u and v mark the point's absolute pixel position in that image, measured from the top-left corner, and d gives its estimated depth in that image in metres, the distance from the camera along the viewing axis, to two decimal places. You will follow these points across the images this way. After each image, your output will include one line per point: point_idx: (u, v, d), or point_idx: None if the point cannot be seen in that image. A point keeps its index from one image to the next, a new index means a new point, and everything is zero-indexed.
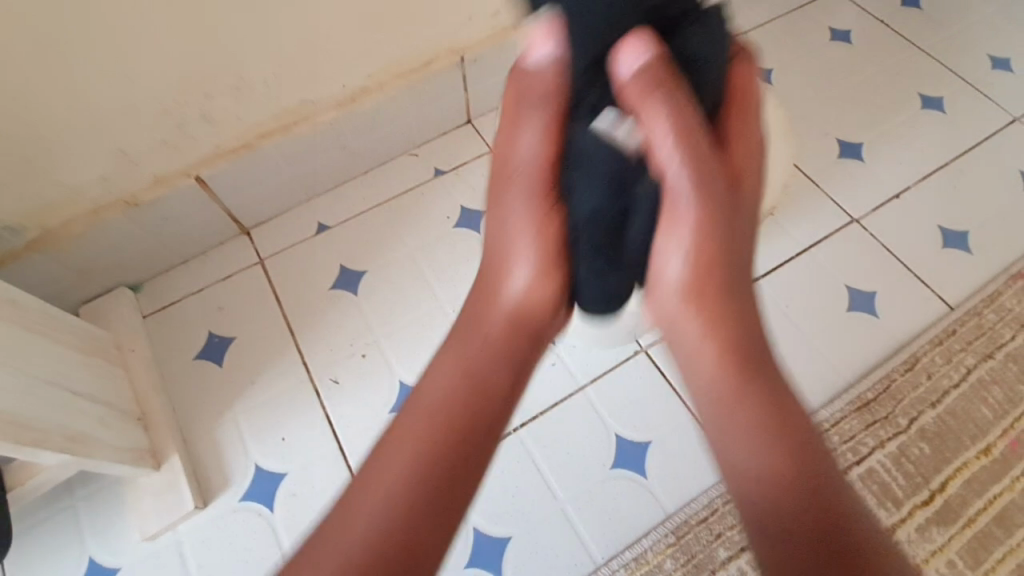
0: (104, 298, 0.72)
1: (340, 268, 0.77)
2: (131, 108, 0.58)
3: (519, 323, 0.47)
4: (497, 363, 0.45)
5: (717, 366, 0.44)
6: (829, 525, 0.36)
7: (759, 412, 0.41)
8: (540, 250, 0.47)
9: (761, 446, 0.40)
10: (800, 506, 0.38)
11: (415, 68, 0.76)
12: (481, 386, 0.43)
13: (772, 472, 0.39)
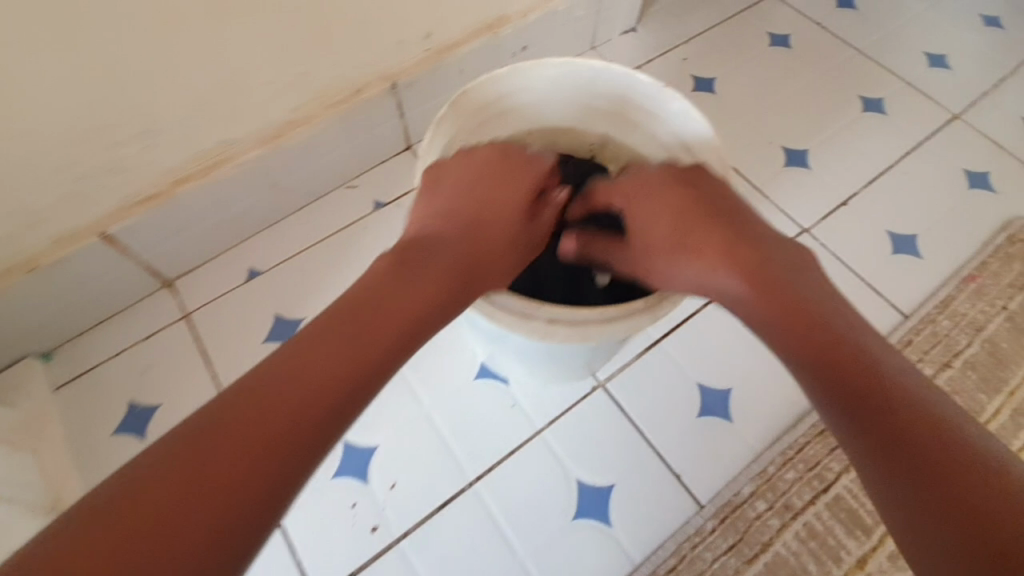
0: (11, 372, 0.65)
1: (274, 318, 0.72)
2: (16, 168, 0.52)
3: (387, 300, 0.36)
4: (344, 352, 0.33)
5: (734, 292, 0.40)
6: (918, 440, 0.31)
7: (796, 330, 0.37)
8: (459, 212, 0.43)
9: (807, 361, 0.36)
10: (879, 437, 0.32)
11: (346, 96, 0.70)
12: (329, 360, 0.33)
13: (866, 413, 0.33)
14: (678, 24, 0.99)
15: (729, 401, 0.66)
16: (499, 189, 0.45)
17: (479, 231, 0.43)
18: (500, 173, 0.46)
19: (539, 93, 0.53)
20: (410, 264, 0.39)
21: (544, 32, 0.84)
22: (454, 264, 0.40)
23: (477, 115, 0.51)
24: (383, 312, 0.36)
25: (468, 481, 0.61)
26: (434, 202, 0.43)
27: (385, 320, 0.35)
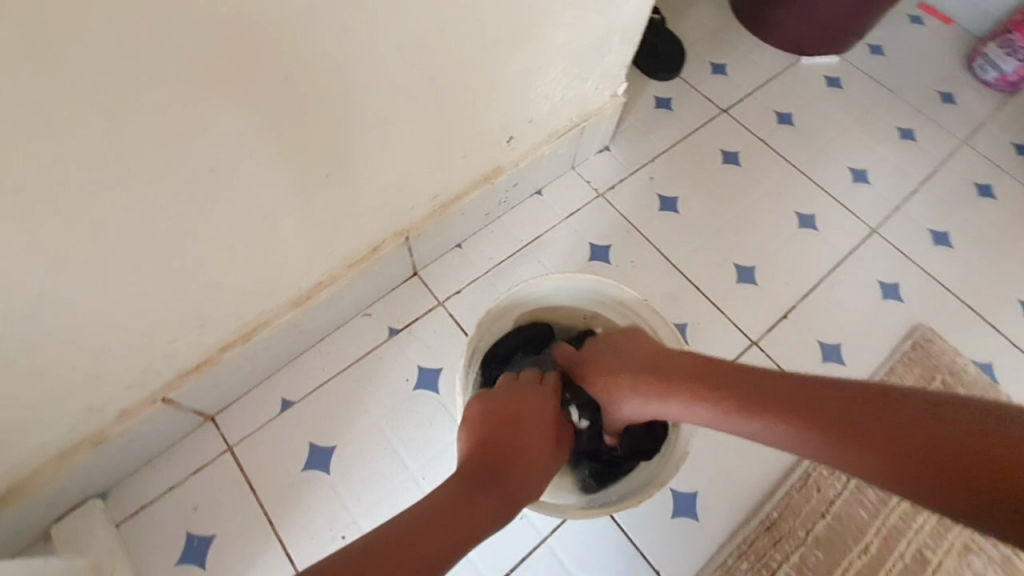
0: (73, 516, 0.72)
1: (308, 447, 0.80)
2: (96, 371, 0.60)
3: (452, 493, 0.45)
4: (466, 509, 0.44)
5: (665, 398, 0.55)
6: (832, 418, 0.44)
7: (724, 405, 0.51)
8: (484, 424, 0.55)
9: (748, 420, 0.49)
10: (815, 428, 0.44)
11: (365, 255, 0.80)
12: (462, 517, 0.43)
13: (802, 425, 0.45)
14: (645, 143, 1.13)
15: (696, 502, 0.81)
16: (513, 410, 0.58)
17: (528, 431, 0.55)
18: (528, 397, 0.61)
19: (539, 289, 0.69)
20: (485, 457, 0.51)
21: (533, 170, 0.96)
22: (515, 452, 0.52)
23: (494, 315, 0.67)
24: (479, 483, 0.47)
25: None
26: (485, 423, 0.56)
27: (488, 489, 0.47)
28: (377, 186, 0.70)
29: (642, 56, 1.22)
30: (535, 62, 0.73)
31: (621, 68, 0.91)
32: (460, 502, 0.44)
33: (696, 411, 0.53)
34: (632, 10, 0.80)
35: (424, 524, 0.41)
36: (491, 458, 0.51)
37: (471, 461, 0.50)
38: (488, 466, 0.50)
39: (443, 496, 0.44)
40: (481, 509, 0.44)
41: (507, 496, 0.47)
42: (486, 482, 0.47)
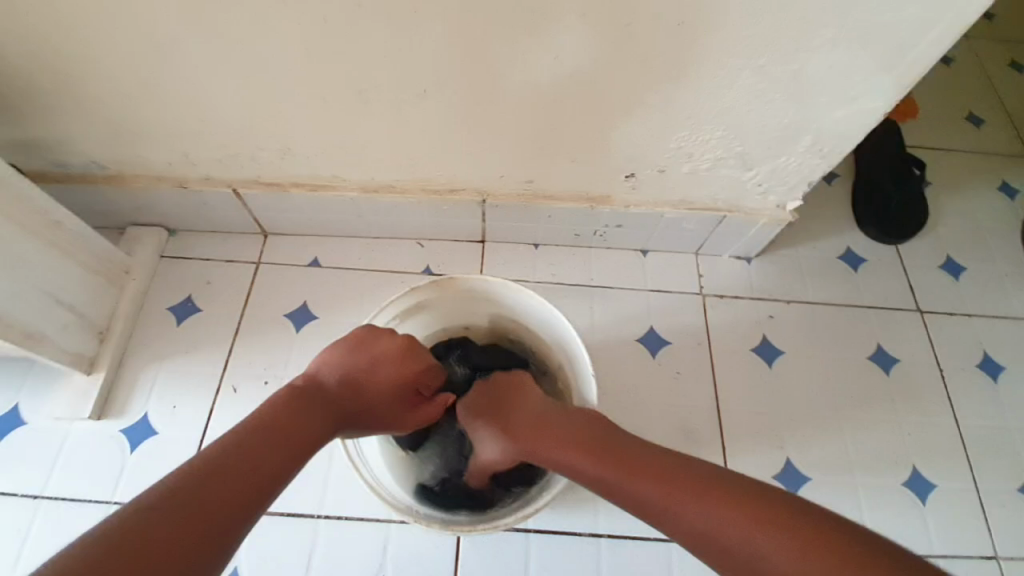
0: (144, 229, 0.90)
1: (302, 301, 0.89)
2: (198, 131, 0.73)
3: (281, 422, 0.51)
4: (278, 446, 0.49)
5: (600, 468, 0.53)
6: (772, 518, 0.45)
7: (677, 501, 0.48)
8: (353, 357, 0.57)
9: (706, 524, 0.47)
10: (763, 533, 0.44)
11: (442, 190, 0.83)
12: (272, 452, 0.48)
13: (761, 538, 0.44)
14: (793, 280, 0.96)
15: None
16: (389, 356, 0.59)
17: (381, 379, 0.58)
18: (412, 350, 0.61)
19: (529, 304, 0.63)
20: (321, 396, 0.54)
21: (644, 224, 0.89)
22: (356, 391, 0.56)
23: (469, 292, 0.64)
24: (299, 419, 0.51)
25: (318, 513, 0.74)
26: (348, 353, 0.58)
27: (312, 429, 0.52)
28: (475, 133, 0.72)
29: (865, 199, 1.02)
30: (688, 109, 0.67)
31: (806, 178, 0.77)
32: (272, 442, 0.49)
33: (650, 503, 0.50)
34: (841, 119, 0.67)
35: (233, 461, 0.46)
36: (326, 397, 0.54)
37: (299, 397, 0.53)
38: (317, 404, 0.53)
39: (251, 435, 0.48)
40: (290, 446, 0.50)
41: (330, 431, 0.53)
42: (308, 416, 0.52)
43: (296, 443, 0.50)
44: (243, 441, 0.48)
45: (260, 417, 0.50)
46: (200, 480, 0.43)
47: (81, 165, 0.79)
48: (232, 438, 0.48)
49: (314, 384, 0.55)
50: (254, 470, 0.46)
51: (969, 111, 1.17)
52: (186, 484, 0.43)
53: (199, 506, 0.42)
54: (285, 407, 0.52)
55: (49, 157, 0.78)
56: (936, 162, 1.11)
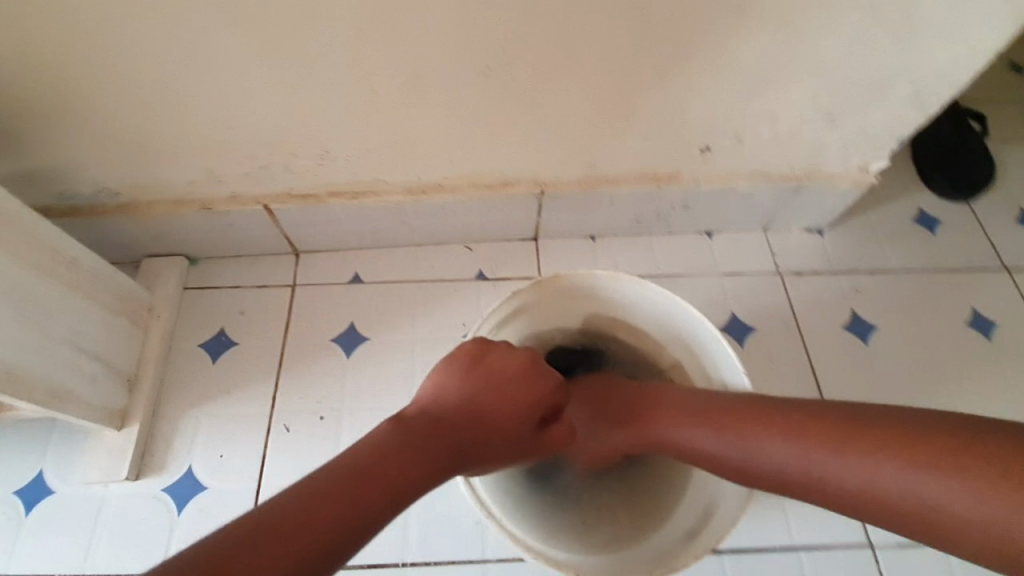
0: (163, 260, 0.80)
1: (348, 323, 0.80)
2: (226, 140, 0.63)
3: (385, 455, 0.44)
4: (377, 484, 0.42)
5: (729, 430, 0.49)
6: (940, 452, 0.40)
7: (829, 453, 0.44)
8: (465, 376, 0.52)
9: (862, 477, 0.42)
10: (927, 467, 0.40)
11: (495, 185, 0.75)
12: (367, 494, 0.41)
13: (931, 477, 0.40)
14: (870, 249, 0.89)
15: None
16: (503, 375, 0.53)
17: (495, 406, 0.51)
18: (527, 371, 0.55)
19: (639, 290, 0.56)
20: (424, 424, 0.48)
21: (713, 203, 0.82)
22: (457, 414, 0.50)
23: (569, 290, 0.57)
24: (398, 455, 0.44)
25: (402, 560, 0.65)
26: (460, 376, 0.52)
27: (417, 460, 0.44)
28: (539, 117, 0.65)
29: (929, 157, 0.96)
30: (780, 65, 0.60)
31: (897, 135, 0.71)
32: (368, 479, 0.42)
33: (792, 465, 0.46)
34: (947, 63, 0.60)
35: (320, 503, 0.39)
36: (427, 425, 0.48)
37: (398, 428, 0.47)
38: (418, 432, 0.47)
39: (344, 471, 0.42)
40: (391, 486, 0.42)
41: (435, 465, 0.46)
42: (409, 450, 0.45)
43: (400, 481, 0.43)
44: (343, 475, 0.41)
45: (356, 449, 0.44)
46: (276, 523, 0.37)
47: (89, 194, 0.70)
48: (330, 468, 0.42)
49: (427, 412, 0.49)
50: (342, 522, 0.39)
51: (1009, 59, 1.11)
52: (273, 522, 0.37)
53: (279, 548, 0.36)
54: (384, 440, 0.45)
55: (52, 190, 0.68)
56: (988, 113, 1.06)
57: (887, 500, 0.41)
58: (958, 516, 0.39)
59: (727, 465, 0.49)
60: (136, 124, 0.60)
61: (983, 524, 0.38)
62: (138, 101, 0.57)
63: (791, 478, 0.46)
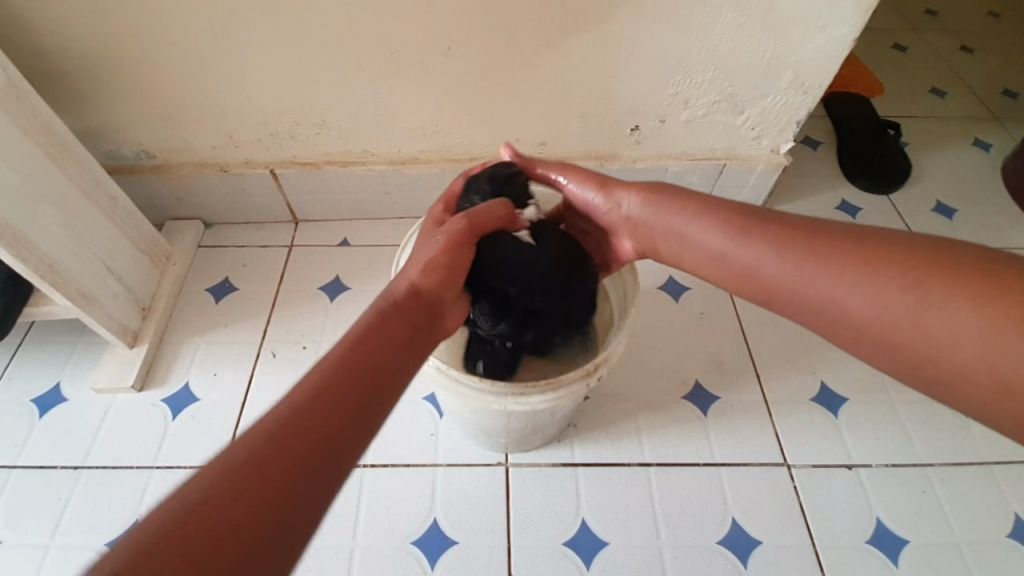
0: (184, 222, 0.96)
1: (334, 276, 0.92)
2: (243, 108, 0.81)
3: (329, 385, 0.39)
4: (348, 407, 0.39)
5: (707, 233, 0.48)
6: (908, 259, 0.37)
7: (773, 249, 0.44)
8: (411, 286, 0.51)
9: (797, 269, 0.42)
10: (861, 267, 0.39)
11: (463, 158, 0.90)
12: (351, 405, 0.39)
13: (860, 277, 0.39)
14: None
15: (599, 551, 0.68)
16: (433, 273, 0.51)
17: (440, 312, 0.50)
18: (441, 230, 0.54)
19: None
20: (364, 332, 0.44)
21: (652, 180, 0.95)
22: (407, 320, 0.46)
23: None
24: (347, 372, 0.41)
25: (364, 463, 0.74)
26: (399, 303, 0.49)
27: (374, 371, 0.42)
28: (491, 93, 0.80)
29: (850, 157, 1.09)
30: (680, 50, 0.75)
31: (793, 118, 0.85)
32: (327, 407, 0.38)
33: (730, 253, 0.46)
34: (817, 50, 0.75)
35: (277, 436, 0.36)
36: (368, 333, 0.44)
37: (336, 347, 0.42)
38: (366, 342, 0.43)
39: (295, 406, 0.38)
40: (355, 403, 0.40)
41: (397, 370, 0.43)
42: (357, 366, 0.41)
43: (369, 397, 0.41)
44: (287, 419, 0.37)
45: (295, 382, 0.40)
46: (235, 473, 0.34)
47: (132, 155, 0.87)
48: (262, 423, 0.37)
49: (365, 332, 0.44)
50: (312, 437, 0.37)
51: (933, 85, 1.29)
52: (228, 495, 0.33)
53: (272, 504, 0.33)
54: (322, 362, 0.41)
55: (106, 150, 0.86)
56: (910, 128, 1.20)
57: (850, 313, 0.39)
58: (897, 327, 0.37)
59: (676, 256, 0.52)
60: (176, 90, 0.78)
61: (944, 353, 0.35)
62: (179, 71, 0.75)
63: (728, 273, 0.47)
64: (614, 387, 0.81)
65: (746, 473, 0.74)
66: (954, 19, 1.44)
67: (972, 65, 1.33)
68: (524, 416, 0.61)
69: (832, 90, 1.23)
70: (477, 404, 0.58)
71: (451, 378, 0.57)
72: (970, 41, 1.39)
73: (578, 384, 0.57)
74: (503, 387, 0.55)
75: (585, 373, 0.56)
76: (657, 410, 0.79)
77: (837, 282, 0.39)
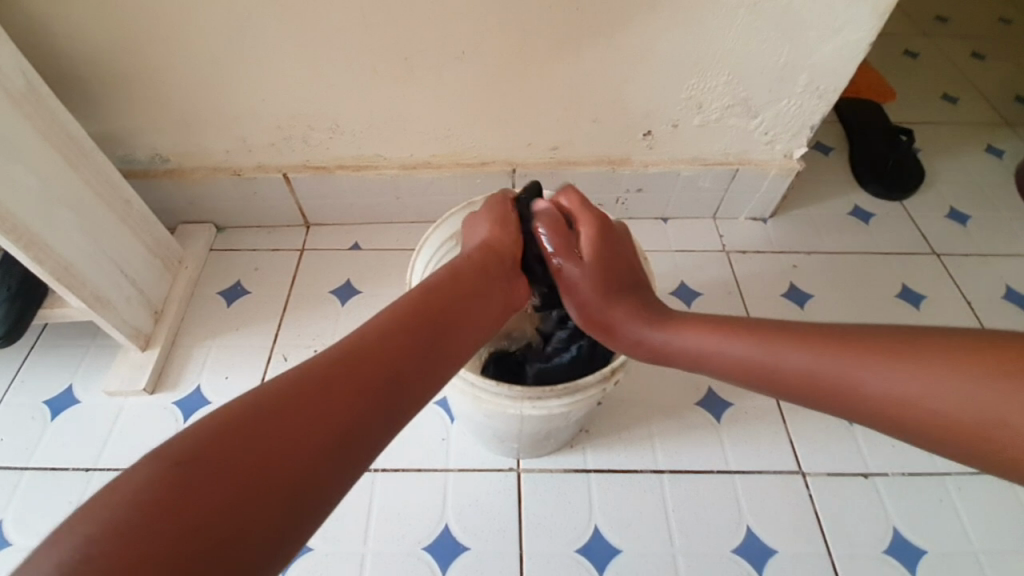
0: (197, 225, 0.96)
1: (345, 280, 0.92)
2: (257, 112, 0.81)
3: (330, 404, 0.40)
4: (317, 440, 0.38)
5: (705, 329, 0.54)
6: (921, 354, 0.43)
7: (796, 348, 0.48)
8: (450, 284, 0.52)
9: (819, 363, 0.47)
10: (872, 360, 0.45)
11: (474, 163, 0.90)
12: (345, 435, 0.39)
13: (880, 364, 0.44)
14: (808, 234, 1.00)
15: (612, 559, 0.67)
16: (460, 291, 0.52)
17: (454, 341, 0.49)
18: (461, 271, 0.53)
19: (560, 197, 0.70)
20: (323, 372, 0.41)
21: (664, 185, 0.95)
22: (376, 361, 0.43)
23: None
24: (307, 422, 0.38)
25: (375, 467, 0.73)
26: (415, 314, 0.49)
27: (373, 401, 0.42)
28: (503, 98, 0.80)
29: (863, 162, 1.09)
30: (694, 54, 0.75)
31: (807, 122, 0.85)
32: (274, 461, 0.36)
33: (754, 355, 0.50)
34: (831, 54, 0.75)
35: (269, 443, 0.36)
36: (344, 373, 0.41)
37: (289, 382, 0.40)
38: (326, 385, 0.40)
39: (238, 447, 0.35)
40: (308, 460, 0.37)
41: (377, 415, 0.42)
42: (334, 407, 0.40)
43: (344, 445, 0.39)
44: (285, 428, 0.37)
45: (257, 397, 0.38)
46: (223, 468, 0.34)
47: (146, 159, 0.88)
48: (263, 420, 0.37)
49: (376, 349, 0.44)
50: (299, 458, 0.37)
51: (944, 92, 1.28)
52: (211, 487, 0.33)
53: (207, 532, 0.32)
54: (270, 395, 0.39)
55: (120, 154, 0.87)
56: (922, 133, 1.19)
57: (861, 395, 0.45)
58: (937, 405, 0.41)
59: (682, 359, 0.55)
60: (191, 95, 0.78)
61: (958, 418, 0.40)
62: (194, 75, 0.76)
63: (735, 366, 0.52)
64: (626, 393, 0.80)
65: (761, 481, 0.73)
66: (965, 25, 1.44)
67: (984, 72, 1.32)
68: (538, 421, 0.61)
69: (844, 96, 1.22)
70: (491, 409, 0.58)
71: (466, 381, 0.56)
72: (981, 47, 1.39)
73: (594, 389, 0.56)
74: (520, 390, 0.55)
75: (603, 376, 0.56)
76: (670, 415, 0.78)
77: (854, 370, 0.45)
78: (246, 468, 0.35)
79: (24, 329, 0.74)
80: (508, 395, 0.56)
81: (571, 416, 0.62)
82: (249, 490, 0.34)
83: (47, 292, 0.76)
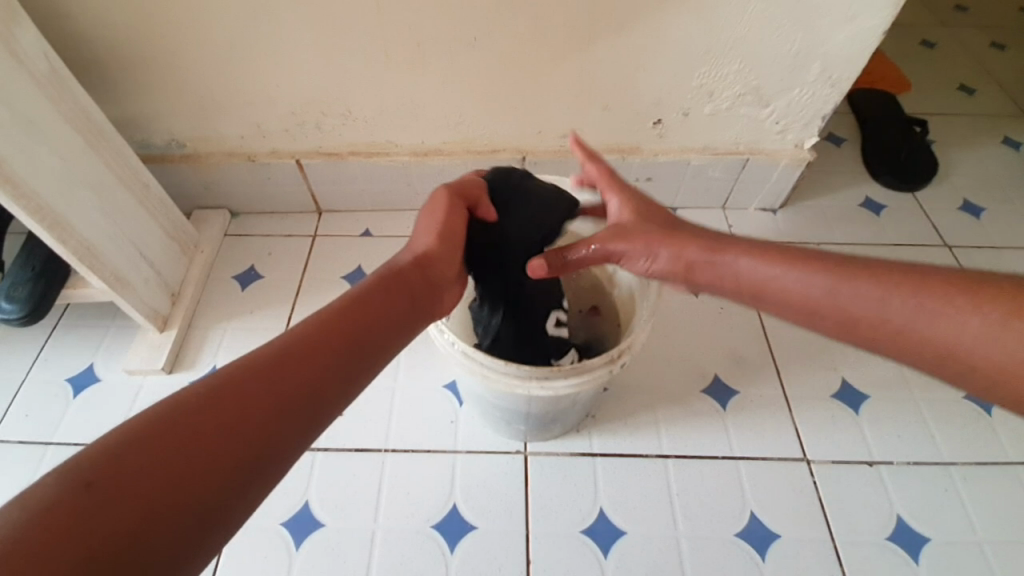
0: (212, 211, 0.98)
1: (357, 265, 0.94)
2: (271, 98, 0.83)
3: (233, 421, 0.35)
4: (220, 460, 0.34)
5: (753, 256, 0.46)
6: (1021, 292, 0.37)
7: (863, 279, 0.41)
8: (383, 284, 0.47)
9: (893, 300, 0.40)
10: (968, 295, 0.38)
11: (484, 150, 0.91)
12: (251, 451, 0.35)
13: (964, 304, 0.38)
14: (818, 225, 1.00)
15: (616, 540, 0.69)
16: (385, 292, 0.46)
17: (381, 343, 0.44)
18: (388, 284, 0.46)
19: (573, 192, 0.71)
20: (221, 389, 0.36)
21: (673, 174, 0.95)
22: (291, 374, 0.38)
23: None
24: (202, 447, 0.33)
25: (385, 448, 0.75)
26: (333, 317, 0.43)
27: (282, 413, 0.37)
28: (514, 86, 0.81)
29: (875, 153, 1.08)
30: (705, 41, 0.75)
31: (818, 112, 0.85)
32: (163, 493, 0.31)
33: (811, 288, 0.43)
34: (845, 42, 0.74)
35: (159, 473, 0.32)
36: (248, 384, 0.37)
37: (179, 404, 0.35)
38: (226, 405, 0.35)
39: (116, 485, 0.31)
40: (208, 485, 0.33)
41: (288, 427, 0.37)
42: (242, 421, 0.35)
43: (254, 460, 0.35)
44: (174, 453, 0.33)
45: (145, 416, 0.34)
46: (102, 507, 0.30)
47: (163, 144, 0.89)
48: (146, 447, 0.32)
49: (285, 358, 0.39)
50: (197, 485, 0.32)
51: (962, 82, 1.26)
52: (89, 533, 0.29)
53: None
54: (156, 420, 0.33)
55: (137, 138, 0.89)
56: (937, 124, 1.18)
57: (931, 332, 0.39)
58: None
59: (743, 292, 0.47)
60: (207, 80, 0.80)
61: None
62: (210, 62, 0.77)
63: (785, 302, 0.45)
64: (633, 380, 0.81)
65: (765, 467, 0.74)
66: (984, 15, 1.42)
67: (1002, 63, 1.30)
68: (545, 403, 0.62)
69: (857, 86, 1.21)
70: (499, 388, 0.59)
71: (476, 359, 0.57)
72: (1000, 38, 1.36)
73: (600, 372, 0.57)
74: (530, 369, 0.56)
75: (610, 359, 0.57)
76: (676, 402, 0.79)
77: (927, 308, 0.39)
78: (131, 504, 0.30)
79: (47, 308, 0.76)
80: (516, 374, 0.57)
81: (576, 399, 0.63)
82: (135, 529, 0.30)
83: (69, 272, 0.78)
